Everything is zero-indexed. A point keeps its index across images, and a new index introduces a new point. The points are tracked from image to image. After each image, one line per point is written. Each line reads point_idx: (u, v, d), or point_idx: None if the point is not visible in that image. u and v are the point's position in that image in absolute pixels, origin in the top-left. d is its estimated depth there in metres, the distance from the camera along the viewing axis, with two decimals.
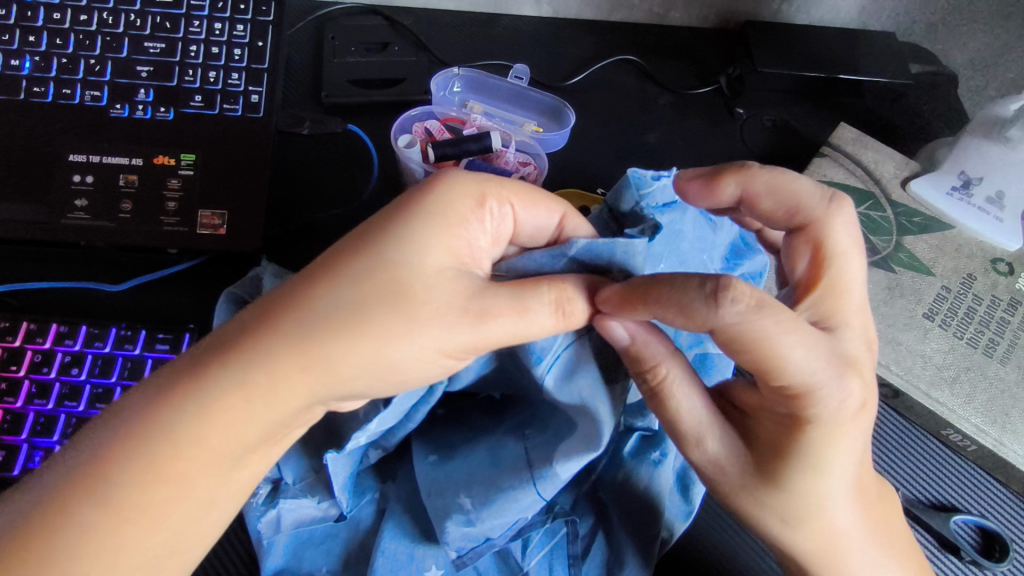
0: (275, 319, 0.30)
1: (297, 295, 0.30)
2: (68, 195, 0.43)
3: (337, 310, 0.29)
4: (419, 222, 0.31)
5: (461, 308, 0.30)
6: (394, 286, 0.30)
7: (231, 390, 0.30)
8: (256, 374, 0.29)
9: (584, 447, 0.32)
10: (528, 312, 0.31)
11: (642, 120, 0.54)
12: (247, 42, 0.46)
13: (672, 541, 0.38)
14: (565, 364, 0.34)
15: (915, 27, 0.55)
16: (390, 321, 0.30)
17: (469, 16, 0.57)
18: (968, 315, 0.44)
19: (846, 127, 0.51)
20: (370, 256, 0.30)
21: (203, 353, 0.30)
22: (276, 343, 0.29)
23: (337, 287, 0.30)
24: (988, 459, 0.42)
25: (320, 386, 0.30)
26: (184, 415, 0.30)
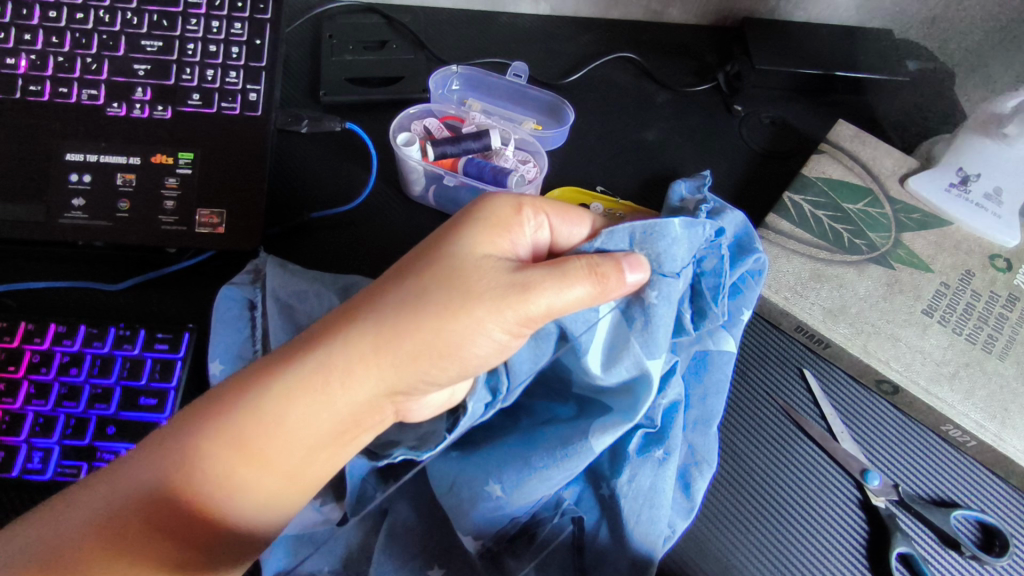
0: (351, 311, 0.32)
1: (367, 293, 0.33)
2: (66, 195, 0.43)
3: (404, 299, 0.32)
4: (472, 226, 0.33)
5: (512, 287, 0.32)
6: (451, 274, 0.32)
7: (310, 374, 0.31)
8: (334, 359, 0.32)
9: (621, 421, 0.34)
10: (569, 285, 0.32)
11: (640, 118, 0.54)
12: (245, 39, 0.45)
13: (675, 538, 0.38)
14: (608, 353, 0.34)
15: (912, 24, 0.55)
16: (452, 303, 0.32)
17: (468, 14, 0.57)
18: (967, 311, 0.44)
19: (845, 124, 0.51)
20: (428, 255, 0.33)
21: (288, 351, 0.32)
22: (350, 329, 0.32)
23: (402, 282, 0.32)
24: (988, 454, 0.42)
25: (393, 370, 0.32)
26: (257, 400, 0.31)
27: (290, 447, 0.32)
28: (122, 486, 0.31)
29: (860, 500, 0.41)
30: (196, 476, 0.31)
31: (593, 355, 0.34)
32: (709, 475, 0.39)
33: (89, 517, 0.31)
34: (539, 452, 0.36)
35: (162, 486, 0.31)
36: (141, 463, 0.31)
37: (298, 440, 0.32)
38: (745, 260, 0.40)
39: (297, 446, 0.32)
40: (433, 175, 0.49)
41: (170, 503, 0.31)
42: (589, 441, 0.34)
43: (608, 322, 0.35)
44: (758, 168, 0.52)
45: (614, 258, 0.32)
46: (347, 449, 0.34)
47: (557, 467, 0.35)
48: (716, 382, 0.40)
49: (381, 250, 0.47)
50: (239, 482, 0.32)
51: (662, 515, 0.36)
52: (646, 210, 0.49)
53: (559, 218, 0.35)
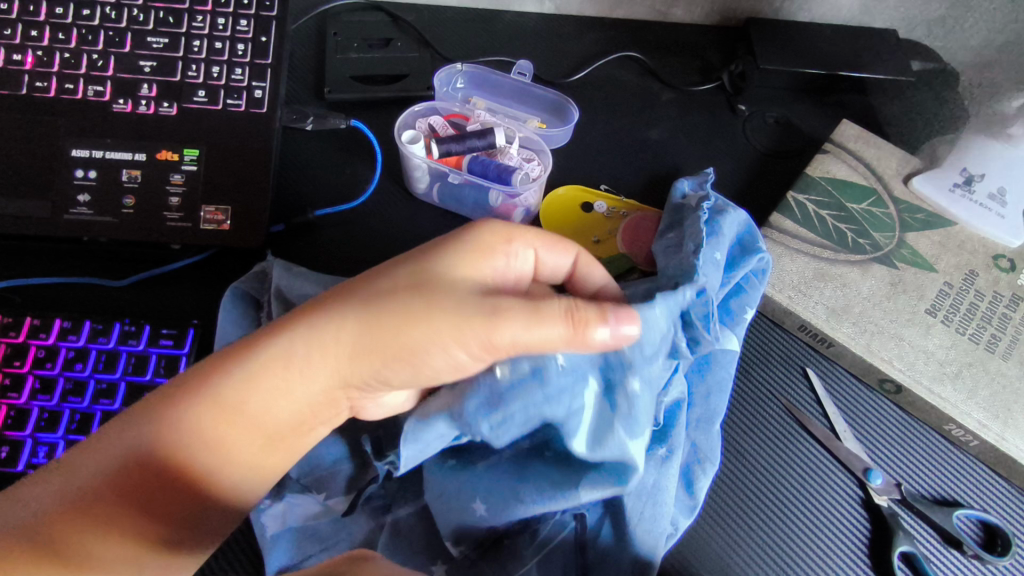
0: (318, 307, 0.33)
1: (340, 288, 0.33)
2: (72, 191, 0.43)
3: (372, 296, 0.32)
4: (451, 240, 0.33)
5: (478, 305, 0.31)
6: (422, 279, 0.32)
7: (270, 361, 0.32)
8: (297, 352, 0.32)
9: (610, 486, 0.34)
10: (541, 324, 0.30)
11: (644, 117, 0.54)
12: (250, 37, 0.45)
13: (678, 535, 0.38)
14: (594, 430, 0.33)
15: (916, 25, 0.56)
16: (417, 308, 0.31)
17: (472, 13, 0.57)
18: (970, 311, 0.44)
19: (849, 124, 0.51)
20: (407, 260, 0.33)
21: (253, 339, 0.33)
22: (315, 322, 0.32)
23: (376, 281, 0.33)
24: (990, 454, 0.42)
25: (349, 367, 0.32)
26: (222, 389, 0.33)
27: (247, 433, 0.33)
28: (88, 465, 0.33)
29: (863, 499, 0.41)
30: (161, 456, 0.33)
31: (578, 438, 0.33)
32: (711, 473, 0.39)
33: (57, 497, 0.32)
34: (529, 484, 0.35)
35: (126, 467, 0.33)
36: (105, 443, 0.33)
37: (257, 426, 0.33)
38: (739, 269, 0.42)
39: (256, 433, 0.33)
40: (438, 173, 0.48)
41: (126, 484, 0.33)
42: (578, 491, 0.34)
43: (593, 414, 0.33)
44: (762, 167, 0.52)
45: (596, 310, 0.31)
46: (304, 441, 0.35)
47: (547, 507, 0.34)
48: (713, 382, 0.40)
49: (386, 248, 0.47)
50: (200, 469, 0.33)
51: (665, 513, 0.36)
52: (650, 209, 0.49)
53: (545, 247, 0.36)
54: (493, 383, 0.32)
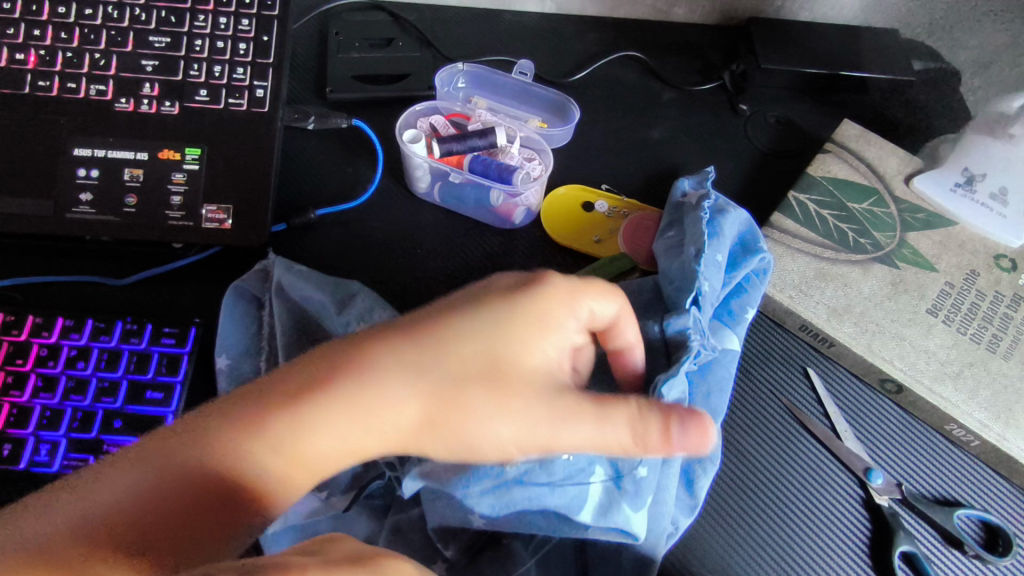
0: (398, 361, 0.31)
1: (405, 348, 0.32)
2: (74, 190, 0.43)
3: (444, 380, 0.32)
4: (524, 313, 0.33)
5: (545, 404, 0.32)
6: (493, 364, 0.32)
7: (350, 415, 0.30)
8: (369, 410, 0.31)
9: (619, 537, 0.35)
10: (608, 429, 0.31)
11: (645, 116, 0.54)
12: (252, 36, 0.45)
13: (678, 535, 0.38)
14: (600, 502, 0.35)
15: (918, 25, 0.55)
16: (485, 398, 0.32)
17: (473, 12, 0.57)
18: (972, 311, 0.44)
19: (850, 124, 0.51)
20: (479, 335, 0.32)
21: (321, 385, 0.31)
22: (389, 387, 0.31)
23: (446, 360, 0.32)
24: (991, 454, 0.42)
25: (410, 435, 0.32)
26: (291, 432, 0.30)
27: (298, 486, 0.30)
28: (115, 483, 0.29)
29: (864, 499, 0.42)
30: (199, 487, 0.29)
31: (586, 509, 0.34)
32: (712, 473, 0.39)
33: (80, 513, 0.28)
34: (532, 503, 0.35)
35: (162, 486, 0.29)
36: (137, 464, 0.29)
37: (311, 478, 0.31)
38: (739, 271, 0.42)
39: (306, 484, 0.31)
40: (439, 172, 0.48)
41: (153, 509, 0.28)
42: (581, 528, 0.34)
43: (598, 493, 0.35)
44: (763, 167, 0.52)
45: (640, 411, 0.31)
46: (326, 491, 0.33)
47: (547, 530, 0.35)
48: (714, 383, 0.40)
49: (387, 248, 0.47)
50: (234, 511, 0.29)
51: (666, 513, 0.36)
52: (651, 209, 0.49)
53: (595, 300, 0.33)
54: (504, 474, 0.34)
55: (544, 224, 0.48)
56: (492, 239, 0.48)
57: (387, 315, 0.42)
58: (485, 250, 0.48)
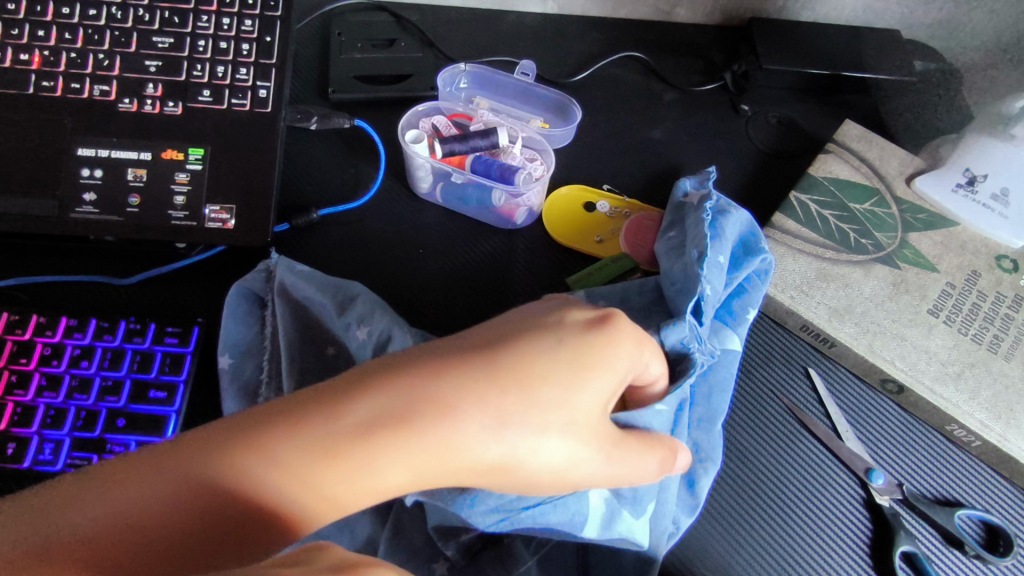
0: (471, 401, 0.29)
1: (488, 385, 0.29)
2: (77, 189, 0.44)
3: (521, 425, 0.29)
4: (601, 357, 0.31)
5: (602, 453, 0.31)
6: (569, 409, 0.30)
7: (417, 457, 0.28)
8: (449, 451, 0.28)
9: (620, 542, 0.35)
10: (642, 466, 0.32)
11: (646, 116, 0.54)
12: (255, 37, 0.46)
13: (679, 534, 0.38)
14: (604, 514, 0.35)
15: (919, 25, 0.56)
16: (555, 446, 0.29)
17: (475, 13, 0.57)
18: (973, 311, 0.44)
19: (852, 124, 0.51)
20: (560, 376, 0.30)
21: (389, 430, 0.28)
22: (470, 428, 0.29)
23: (527, 407, 0.29)
24: (992, 454, 0.42)
25: (475, 478, 0.30)
26: (352, 476, 0.28)
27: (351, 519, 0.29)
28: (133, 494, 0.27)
29: (865, 499, 0.42)
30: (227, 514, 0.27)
31: (590, 523, 0.34)
32: (712, 473, 0.39)
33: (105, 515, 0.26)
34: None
35: (190, 505, 0.27)
36: (161, 476, 0.27)
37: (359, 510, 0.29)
38: (740, 272, 0.42)
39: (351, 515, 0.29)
40: (441, 172, 0.48)
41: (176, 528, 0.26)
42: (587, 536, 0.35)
43: (602, 507, 0.35)
44: (765, 167, 0.52)
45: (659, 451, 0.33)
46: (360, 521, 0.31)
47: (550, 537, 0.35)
48: (715, 383, 0.40)
49: (389, 248, 0.47)
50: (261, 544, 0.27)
51: (667, 512, 0.36)
52: (653, 209, 0.49)
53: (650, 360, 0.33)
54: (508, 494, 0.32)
55: (546, 225, 0.49)
56: (493, 239, 0.48)
57: (386, 322, 0.42)
58: (487, 250, 0.48)
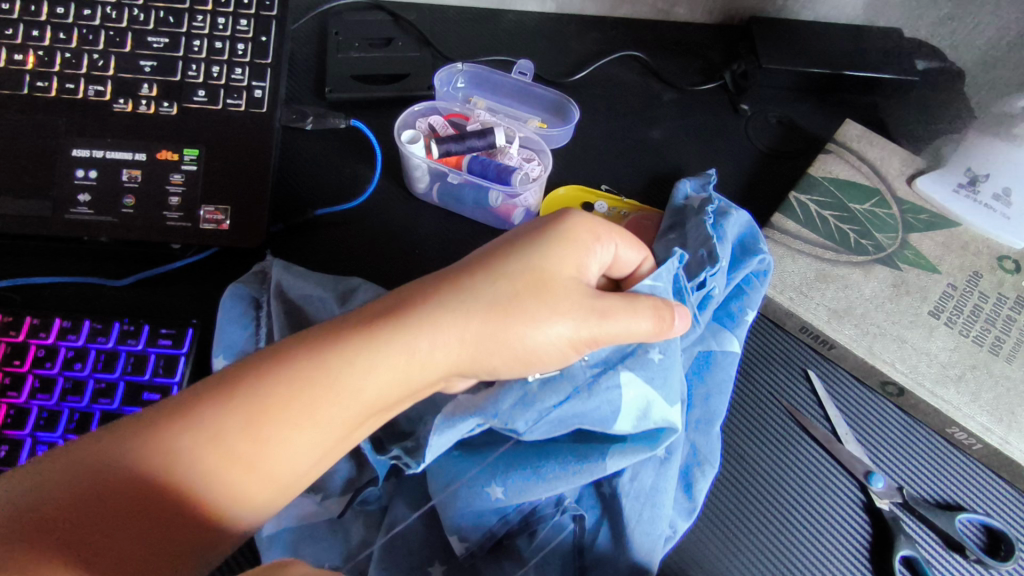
0: (435, 288, 0.33)
1: (462, 272, 0.33)
2: (72, 191, 0.43)
3: (496, 297, 0.33)
4: (551, 240, 0.34)
5: (590, 315, 0.33)
6: (538, 279, 0.33)
7: (397, 331, 0.31)
8: (433, 321, 0.32)
9: (645, 449, 0.34)
10: (637, 317, 0.33)
11: (645, 116, 0.54)
12: (250, 37, 0.45)
13: (676, 538, 0.38)
14: (638, 405, 0.34)
15: (922, 24, 0.55)
16: (532, 309, 0.33)
17: (473, 12, 0.57)
18: (974, 313, 0.44)
19: (853, 124, 0.51)
20: (516, 259, 0.34)
21: (370, 316, 0.32)
22: (450, 301, 0.32)
23: (494, 280, 0.33)
24: (994, 457, 0.41)
25: (469, 351, 0.32)
26: (341, 355, 0.31)
27: (361, 408, 0.31)
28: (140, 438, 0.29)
29: (864, 503, 0.41)
30: (223, 426, 0.29)
31: (623, 417, 0.34)
32: (711, 475, 0.39)
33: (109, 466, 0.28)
34: (550, 463, 0.35)
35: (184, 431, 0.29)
36: (164, 419, 0.29)
37: (359, 396, 0.31)
38: (744, 267, 0.42)
39: (354, 403, 0.31)
40: (438, 173, 0.48)
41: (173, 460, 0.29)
42: (605, 461, 0.34)
43: (633, 399, 0.34)
44: (765, 167, 0.52)
45: (661, 300, 0.34)
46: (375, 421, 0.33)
47: (568, 479, 0.34)
48: (718, 379, 0.40)
49: (384, 250, 0.47)
50: (268, 436, 0.30)
51: (664, 516, 0.36)
52: (652, 210, 0.49)
53: (622, 239, 0.36)
54: (527, 384, 0.34)
55: None
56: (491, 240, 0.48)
57: None
58: None
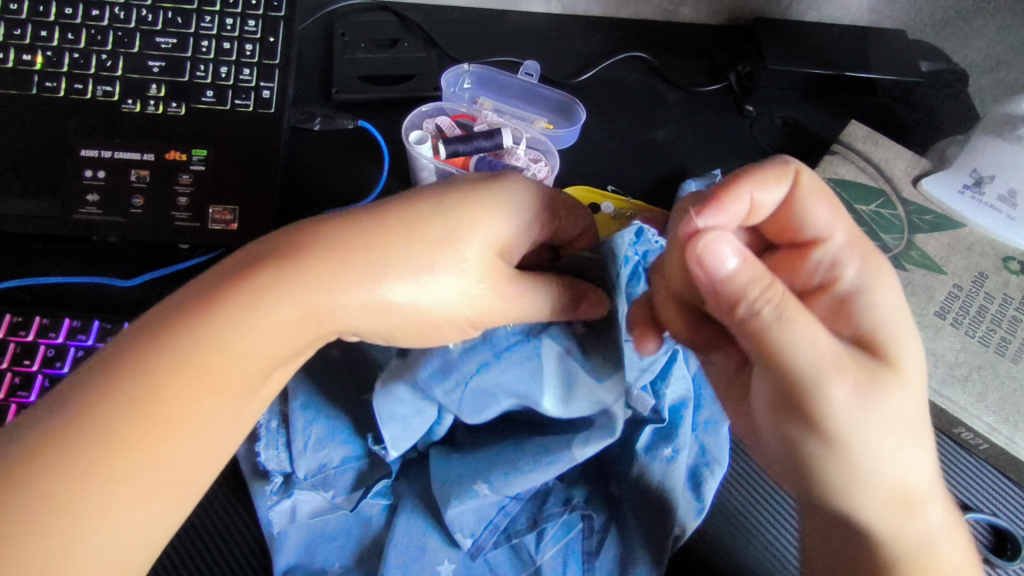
0: (356, 224, 0.32)
1: (389, 215, 0.32)
2: (80, 191, 0.43)
3: (405, 246, 0.32)
4: (485, 195, 0.34)
5: (495, 291, 0.32)
6: (450, 234, 0.32)
7: (308, 271, 0.30)
8: (349, 290, 0.31)
9: (603, 435, 0.33)
10: (541, 300, 0.33)
11: (651, 117, 0.54)
12: (259, 37, 0.46)
13: (683, 538, 0.37)
14: (560, 379, 0.33)
15: (926, 25, 0.55)
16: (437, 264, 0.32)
17: (478, 13, 0.57)
18: (980, 313, 0.44)
19: (858, 125, 0.51)
20: (442, 215, 0.33)
21: (287, 243, 0.31)
22: (376, 258, 0.31)
23: (408, 230, 0.32)
24: (999, 457, 0.42)
25: (364, 308, 0.31)
26: (261, 300, 0.30)
27: (265, 370, 0.31)
28: (143, 354, 0.28)
29: None
30: (156, 385, 0.28)
31: (545, 388, 0.33)
32: (719, 474, 0.39)
33: (67, 418, 0.27)
34: (523, 454, 0.34)
35: (135, 383, 0.28)
36: (115, 355, 0.29)
37: (260, 355, 0.30)
38: None
39: (257, 361, 0.30)
40: (446, 173, 0.48)
41: (120, 416, 0.28)
42: (571, 450, 0.33)
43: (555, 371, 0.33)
44: None
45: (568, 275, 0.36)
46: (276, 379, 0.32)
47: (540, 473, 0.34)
48: None
49: None
50: (190, 407, 0.29)
51: (673, 517, 0.37)
52: (657, 210, 0.49)
53: (567, 215, 0.37)
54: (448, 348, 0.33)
55: None
56: None
57: None
58: None
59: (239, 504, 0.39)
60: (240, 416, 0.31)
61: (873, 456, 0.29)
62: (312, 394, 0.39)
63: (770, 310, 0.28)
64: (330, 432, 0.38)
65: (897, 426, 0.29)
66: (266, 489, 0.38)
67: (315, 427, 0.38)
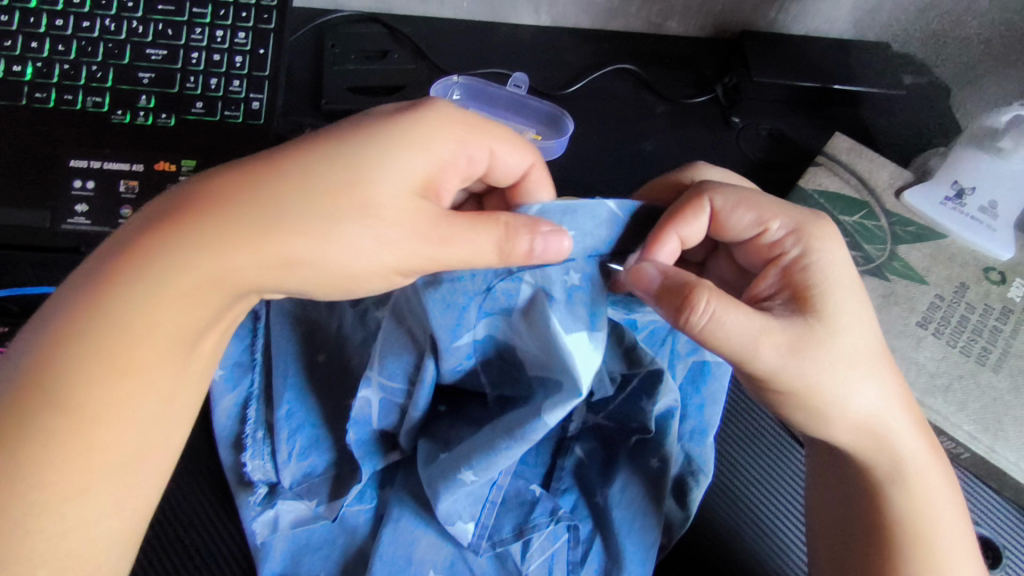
0: (256, 177, 0.30)
1: (292, 161, 0.31)
2: (68, 201, 0.43)
3: (316, 190, 0.30)
4: (402, 127, 0.32)
5: (420, 234, 0.31)
6: (359, 176, 0.31)
7: (208, 235, 0.29)
8: (254, 250, 0.30)
9: (568, 396, 0.32)
10: (475, 236, 0.31)
11: (638, 129, 0.55)
12: (248, 49, 0.46)
13: (669, 544, 0.39)
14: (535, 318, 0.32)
15: (909, 40, 0.56)
16: (349, 211, 0.30)
17: (468, 24, 0.58)
18: (961, 323, 0.45)
19: (841, 137, 0.51)
20: (350, 155, 0.31)
21: (187, 204, 0.30)
22: (276, 214, 0.30)
23: (316, 171, 0.30)
24: (980, 466, 0.42)
25: (275, 265, 0.30)
26: (167, 270, 0.29)
27: (185, 338, 0.31)
28: (57, 344, 0.29)
29: None
30: (73, 376, 0.28)
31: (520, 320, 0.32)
32: (705, 484, 0.39)
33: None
34: (498, 427, 0.34)
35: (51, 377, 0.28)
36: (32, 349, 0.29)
37: (175, 325, 0.30)
38: None
39: (173, 331, 0.30)
40: None
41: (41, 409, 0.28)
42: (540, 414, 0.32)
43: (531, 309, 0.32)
44: (755, 177, 0.53)
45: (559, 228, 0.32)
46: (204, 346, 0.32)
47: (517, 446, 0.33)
48: (710, 389, 0.40)
49: None
50: (110, 389, 0.29)
51: (658, 524, 0.37)
52: None
53: (507, 148, 0.35)
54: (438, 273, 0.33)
55: None
56: None
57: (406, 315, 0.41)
58: None
59: (223, 514, 0.39)
60: (174, 388, 0.31)
61: (831, 396, 0.33)
62: (297, 402, 0.39)
63: (698, 316, 0.32)
64: (312, 443, 0.39)
65: (837, 369, 0.33)
66: (251, 500, 0.38)
67: (298, 438, 0.38)
